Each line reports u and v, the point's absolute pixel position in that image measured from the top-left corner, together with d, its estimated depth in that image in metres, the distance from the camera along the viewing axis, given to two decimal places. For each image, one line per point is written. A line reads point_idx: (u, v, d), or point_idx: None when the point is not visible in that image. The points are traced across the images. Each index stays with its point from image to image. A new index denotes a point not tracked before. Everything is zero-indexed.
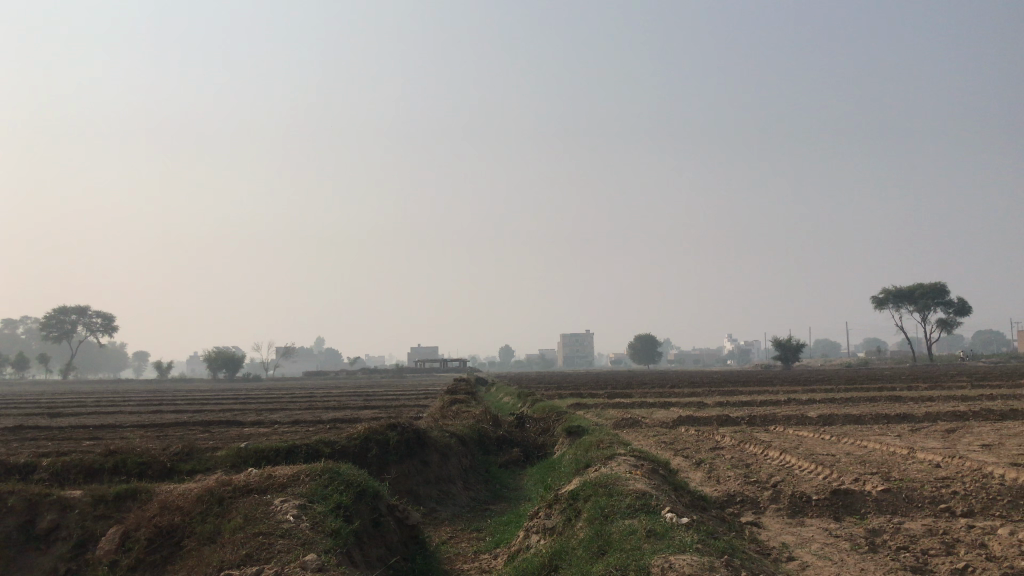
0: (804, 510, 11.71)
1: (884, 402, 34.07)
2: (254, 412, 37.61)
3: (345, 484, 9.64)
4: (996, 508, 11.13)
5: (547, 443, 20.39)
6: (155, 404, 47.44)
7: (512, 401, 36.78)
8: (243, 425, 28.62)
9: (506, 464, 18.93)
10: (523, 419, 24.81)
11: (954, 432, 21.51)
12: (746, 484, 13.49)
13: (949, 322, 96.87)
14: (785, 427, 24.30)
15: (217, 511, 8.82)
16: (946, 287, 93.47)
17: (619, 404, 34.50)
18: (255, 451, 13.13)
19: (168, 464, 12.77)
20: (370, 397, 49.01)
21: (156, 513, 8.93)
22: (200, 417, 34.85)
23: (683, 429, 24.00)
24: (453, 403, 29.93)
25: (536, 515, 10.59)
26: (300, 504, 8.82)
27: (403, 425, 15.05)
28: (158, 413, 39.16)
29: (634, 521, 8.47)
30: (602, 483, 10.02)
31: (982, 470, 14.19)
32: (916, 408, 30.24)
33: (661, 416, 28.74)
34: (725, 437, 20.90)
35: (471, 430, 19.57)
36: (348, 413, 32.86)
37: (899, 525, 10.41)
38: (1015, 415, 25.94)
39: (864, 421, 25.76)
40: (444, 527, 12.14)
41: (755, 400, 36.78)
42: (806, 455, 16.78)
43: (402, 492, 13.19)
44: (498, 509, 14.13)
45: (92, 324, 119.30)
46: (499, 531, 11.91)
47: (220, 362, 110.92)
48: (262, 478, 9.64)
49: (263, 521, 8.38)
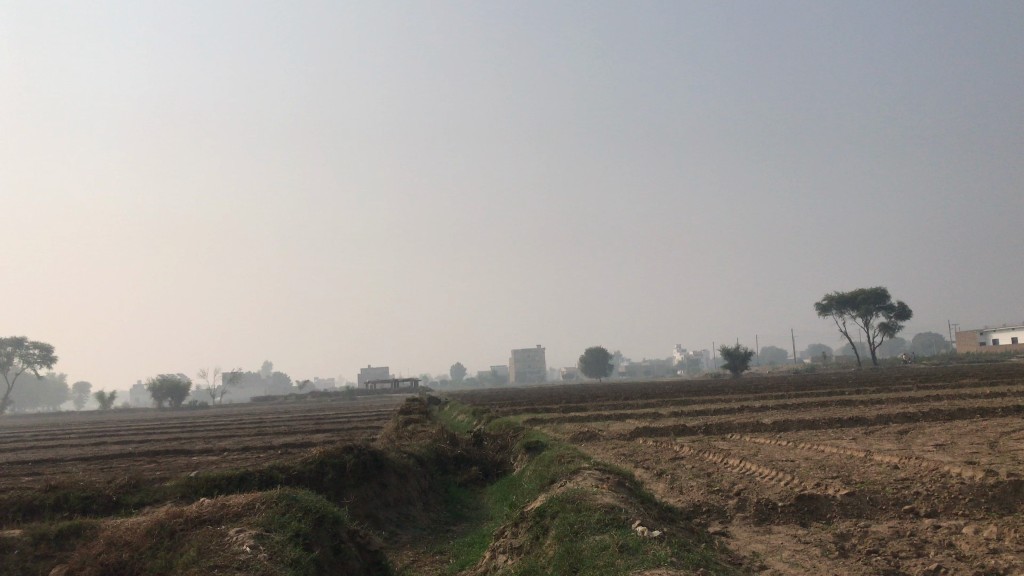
0: (770, 517, 11.63)
1: (836, 406, 34.54)
2: (202, 440, 36.57)
3: (303, 510, 9.26)
4: (959, 507, 11.20)
5: (506, 460, 20.09)
6: (98, 437, 45.95)
7: (467, 418, 36.37)
8: (192, 454, 27.78)
9: (464, 483, 18.58)
10: (480, 436, 24.50)
11: (907, 433, 21.79)
12: (709, 493, 13.40)
13: (891, 326, 99.11)
14: (742, 435, 24.41)
15: (168, 546, 8.37)
16: (887, 293, 95.65)
17: (575, 418, 34.35)
18: (206, 479, 12.61)
19: (114, 498, 12.21)
20: (323, 420, 48.17)
21: (102, 549, 8.44)
22: (145, 448, 33.76)
23: (641, 440, 23.93)
24: (408, 423, 29.50)
25: (501, 534, 10.31)
26: (257, 534, 8.41)
27: (359, 447, 14.67)
28: (102, 445, 37.87)
29: (605, 536, 8.25)
30: (570, 498, 9.78)
31: (940, 470, 14.33)
32: (868, 411, 30.62)
33: (618, 429, 28.68)
34: (684, 447, 20.84)
35: (428, 450, 19.20)
36: (300, 437, 32.12)
37: (866, 528, 10.38)
38: (964, 415, 26.44)
39: (818, 426, 26.01)
40: (406, 551, 11.79)
41: (710, 408, 36.94)
42: (766, 462, 16.77)
43: (362, 516, 12.79)
44: (461, 529, 13.79)
45: (30, 356, 115.43)
46: (464, 552, 11.60)
47: (165, 391, 108.11)
48: (215, 508, 9.20)
49: (217, 554, 7.97)
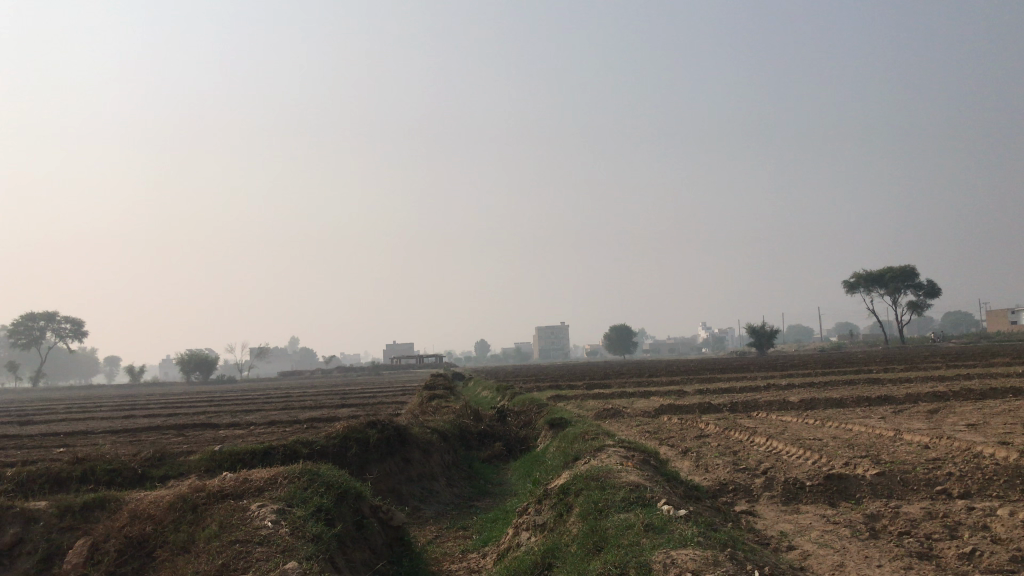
0: (798, 497, 11.44)
1: (864, 385, 34.08)
2: (229, 414, 36.86)
3: (325, 485, 9.21)
4: (993, 489, 10.93)
5: (530, 437, 20.02)
6: (128, 410, 46.53)
7: (492, 394, 36.37)
8: (219, 428, 28.01)
9: (488, 459, 18.54)
10: (504, 412, 24.46)
11: (936, 413, 21.42)
12: (736, 472, 13.22)
13: (920, 304, 97.92)
14: (767, 413, 24.18)
15: (190, 520, 8.35)
16: (916, 270, 94.27)
17: (598, 396, 34.16)
18: (230, 453, 12.62)
19: (140, 471, 12.26)
20: (348, 395, 48.41)
21: (126, 522, 8.44)
22: (173, 421, 34.10)
23: (666, 417, 23.76)
24: (432, 398, 29.54)
25: (524, 511, 10.20)
26: (279, 509, 8.36)
27: (383, 422, 14.61)
28: (132, 418, 38.32)
29: (631, 515, 8.11)
30: (593, 476, 9.64)
31: (972, 450, 14.05)
32: (897, 390, 30.21)
33: (642, 406, 28.51)
34: (709, 425, 20.63)
35: (452, 426, 19.13)
36: (325, 411, 32.31)
37: (898, 509, 10.16)
38: (996, 394, 25.95)
39: (846, 405, 25.67)
40: (429, 526, 11.74)
41: (734, 386, 36.61)
42: (793, 440, 16.55)
43: (384, 491, 12.75)
44: (484, 505, 13.76)
45: (62, 330, 117.14)
46: (487, 528, 11.53)
47: (193, 365, 109.35)
48: (238, 482, 9.17)
49: (239, 528, 7.93)
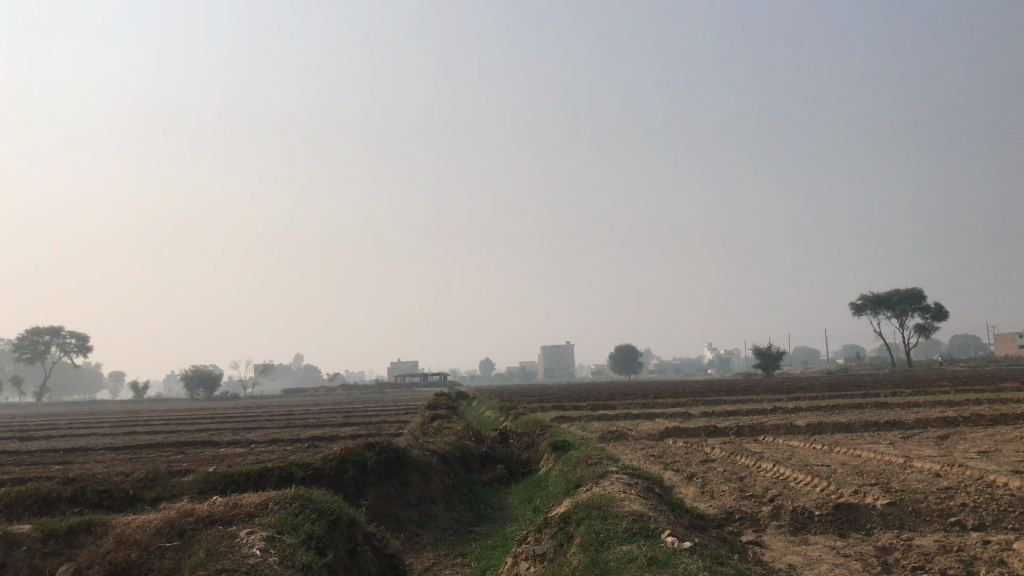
0: (807, 527, 11.09)
1: (872, 409, 33.60)
2: (230, 432, 36.56)
3: (317, 512, 8.92)
4: (1008, 521, 10.60)
5: (532, 459, 19.68)
6: (130, 426, 46.22)
7: (495, 414, 35.97)
8: (219, 446, 27.69)
9: (489, 482, 18.20)
10: (506, 433, 24.13)
11: (946, 439, 21.01)
12: (742, 499, 12.89)
13: (927, 327, 97.26)
14: (774, 437, 23.80)
15: (177, 546, 8.06)
16: (924, 294, 93.43)
17: (603, 417, 33.76)
18: (224, 475, 12.33)
19: (132, 492, 11.99)
20: (350, 414, 47.99)
21: (111, 548, 8.15)
22: (174, 438, 33.80)
23: (671, 441, 23.42)
24: (435, 419, 29.19)
25: (524, 540, 9.89)
26: (268, 536, 8.07)
27: (382, 444, 14.32)
28: (133, 434, 38.03)
29: (633, 547, 7.80)
30: (596, 504, 9.32)
31: (985, 479, 13.68)
32: (905, 414, 29.77)
33: (647, 428, 28.16)
34: (715, 449, 20.29)
35: (452, 448, 18.81)
36: (327, 431, 31.98)
37: (910, 542, 9.82)
38: (1007, 420, 25.49)
39: (854, 429, 25.26)
40: (426, 553, 11.43)
41: (740, 409, 36.21)
42: (800, 466, 16.19)
43: (381, 517, 12.45)
44: (484, 530, 13.44)
45: (67, 345, 117.05)
46: (486, 556, 11.21)
47: (197, 381, 109.16)
48: (228, 507, 8.89)
49: (226, 556, 7.64)
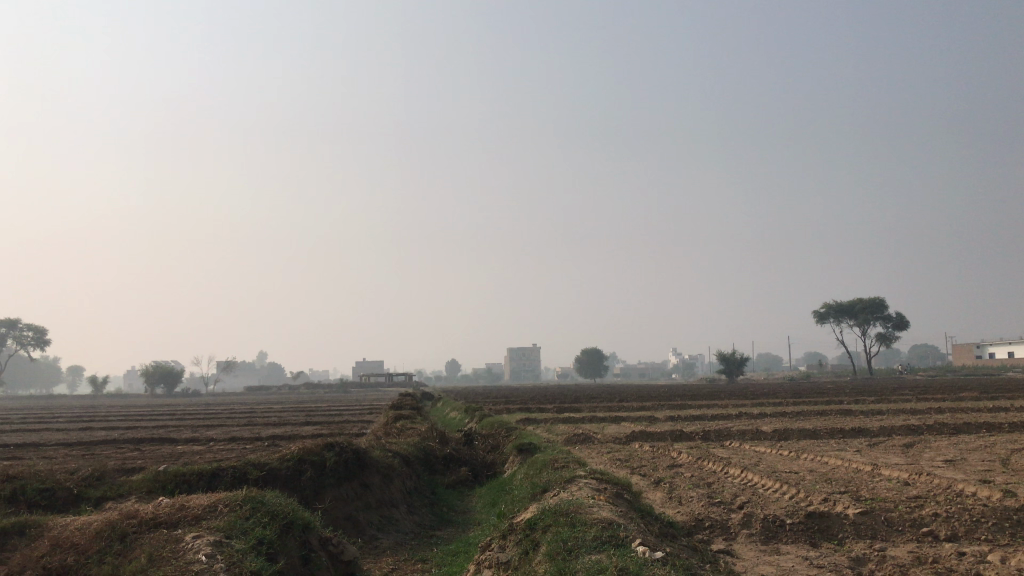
0: (777, 536, 10.82)
1: (835, 416, 33.67)
2: (188, 429, 35.67)
3: (269, 516, 8.44)
4: (981, 532, 10.45)
5: (497, 462, 19.33)
6: (85, 421, 44.98)
7: (460, 416, 35.49)
8: (178, 443, 27.00)
9: (453, 485, 17.78)
10: (470, 435, 23.66)
11: (912, 447, 20.95)
12: (711, 506, 12.61)
13: (888, 336, 98.71)
14: (740, 443, 23.68)
15: (117, 551, 7.52)
16: (885, 302, 94.97)
17: (569, 419, 33.51)
18: (175, 473, 11.75)
19: (75, 491, 11.41)
20: (313, 413, 47.07)
21: (45, 552, 7.58)
22: (129, 435, 32.81)
23: (636, 445, 23.12)
24: (398, 419, 28.63)
25: (488, 547, 9.45)
26: (215, 541, 7.58)
27: (342, 444, 13.82)
28: (87, 430, 36.98)
29: (602, 557, 7.42)
30: (564, 510, 8.93)
31: (954, 488, 13.55)
32: (869, 422, 29.87)
33: (612, 431, 27.89)
34: (681, 454, 20.04)
35: (415, 449, 18.35)
36: (287, 430, 31.32)
37: (884, 552, 9.58)
38: (969, 429, 25.66)
39: (819, 436, 25.19)
40: (385, 558, 10.98)
41: (706, 413, 36.07)
42: (768, 472, 15.99)
43: (338, 521, 11.98)
44: (445, 535, 13.02)
45: (24, 337, 114.22)
46: (447, 563, 10.78)
47: (158, 377, 107.07)
48: (173, 510, 8.35)
49: (170, 562, 7.12)
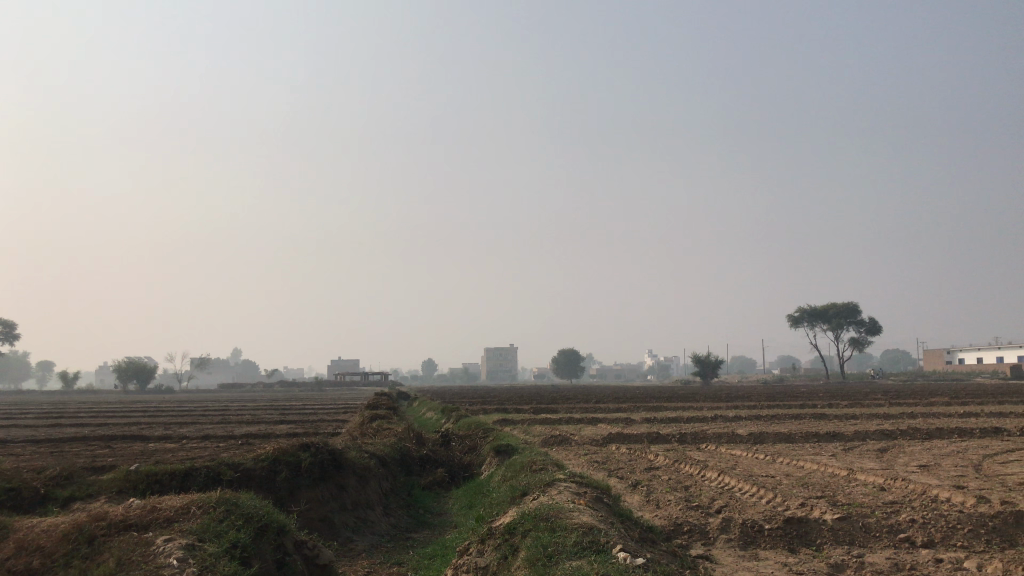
0: (756, 541, 10.79)
1: (810, 419, 33.80)
2: (161, 427, 35.20)
3: (243, 519, 8.28)
4: (957, 538, 10.49)
5: (474, 463, 19.22)
6: (55, 417, 44.23)
7: (436, 416, 35.28)
8: (149, 441, 26.58)
9: (429, 486, 17.64)
10: (447, 436, 23.51)
11: (886, 452, 21.08)
12: (688, 510, 12.58)
13: (861, 341, 99.57)
14: (716, 446, 23.71)
15: (86, 554, 7.33)
16: (858, 307, 95.78)
17: (546, 421, 33.40)
18: (146, 473, 11.52)
19: (43, 491, 11.14)
20: (288, 411, 46.62)
21: (11, 555, 7.37)
22: (99, 432, 32.29)
23: (614, 447, 23.08)
24: (374, 420, 28.40)
25: (466, 552, 9.34)
26: (187, 544, 7.40)
27: (318, 445, 13.64)
28: (57, 426, 36.38)
29: (583, 563, 7.33)
30: (544, 515, 8.84)
31: (929, 494, 13.63)
32: (844, 426, 30.05)
33: (590, 433, 27.82)
34: (658, 456, 20.03)
35: (392, 450, 18.17)
36: (262, 428, 30.97)
37: (862, 559, 9.57)
38: (943, 434, 25.87)
39: (794, 440, 25.27)
40: (360, 561, 10.84)
41: (681, 416, 36.13)
42: (745, 476, 16.01)
43: (313, 523, 11.83)
44: (422, 537, 12.89)
45: None
46: (424, 566, 10.64)
47: (129, 373, 105.67)
48: (145, 511, 8.16)
49: (140, 566, 6.94)
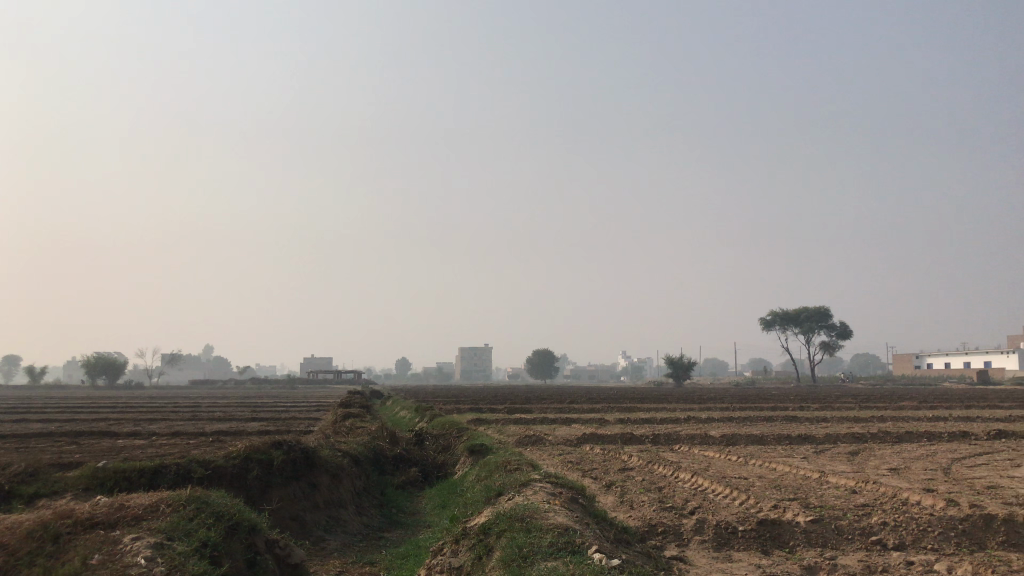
0: (730, 543, 10.81)
1: (782, 422, 34.04)
2: (130, 423, 34.70)
3: (214, 517, 8.14)
4: (928, 541, 10.58)
5: (448, 462, 19.13)
6: (22, 412, 43.48)
7: (409, 415, 35.09)
8: (118, 437, 26.16)
9: (402, 485, 17.53)
10: (421, 435, 23.37)
11: (857, 455, 21.26)
12: (662, 511, 12.58)
13: (831, 344, 100.60)
14: (690, 447, 23.79)
15: (50, 552, 7.16)
16: (829, 311, 96.76)
17: (520, 421, 33.37)
18: (114, 470, 11.31)
19: (7, 487, 10.90)
20: (260, 409, 46.18)
21: None
22: (67, 427, 31.79)
23: (588, 447, 23.09)
24: (348, 418, 28.20)
25: (440, 552, 9.27)
26: (156, 543, 7.26)
27: (290, 443, 13.49)
28: (23, 421, 35.79)
29: (558, 564, 7.29)
30: (519, 515, 8.79)
31: (900, 497, 13.74)
32: (815, 429, 30.30)
33: (564, 433, 27.82)
34: (632, 457, 20.05)
35: (365, 449, 18.02)
36: (234, 425, 30.65)
37: (835, 561, 9.61)
38: (913, 438, 26.15)
39: (767, 442, 25.43)
40: (332, 560, 10.73)
41: (655, 417, 36.24)
42: (719, 478, 16.06)
43: (284, 522, 11.69)
44: (394, 537, 12.79)
45: None
46: (397, 566, 10.55)
47: (98, 368, 104.39)
48: (112, 509, 7.99)
49: (106, 565, 6.79)
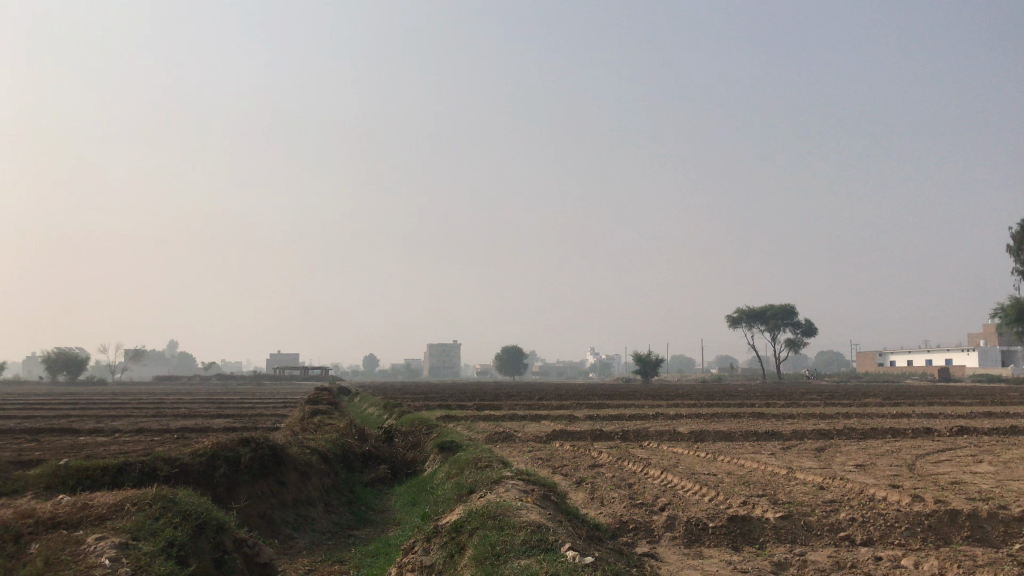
0: (700, 539, 10.85)
1: (749, 419, 34.37)
2: (92, 419, 34.08)
3: (181, 516, 7.99)
4: (895, 536, 10.70)
5: (417, 460, 19.02)
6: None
7: (378, 412, 34.83)
8: (80, 434, 25.65)
9: (371, 483, 17.39)
10: (390, 432, 23.18)
11: (823, 451, 21.50)
12: (633, 507, 12.59)
13: (797, 342, 101.80)
14: (659, 444, 23.89)
15: (10, 553, 6.97)
16: (795, 309, 97.88)
17: (489, 417, 33.30)
18: (77, 468, 11.06)
19: None
20: (226, 405, 45.61)
21: None
22: (26, 424, 31.13)
23: (558, 444, 23.09)
24: (316, 414, 27.94)
25: (411, 550, 9.18)
26: (121, 543, 7.10)
27: (258, 440, 13.30)
28: None
29: (532, 563, 7.24)
30: (491, 513, 8.72)
31: (867, 492, 13.88)
32: (782, 425, 30.62)
33: (533, 430, 27.80)
34: (601, 454, 20.08)
35: (334, 446, 17.84)
36: (199, 421, 30.25)
37: (804, 557, 9.67)
38: (877, 434, 26.50)
39: (735, 438, 25.62)
40: (301, 559, 10.60)
41: (623, 414, 36.36)
42: (688, 474, 16.13)
43: (253, 520, 11.53)
44: (363, 535, 12.67)
45: None
46: (366, 564, 10.44)
47: (59, 364, 102.56)
48: (75, 509, 7.80)
49: (69, 565, 6.63)
